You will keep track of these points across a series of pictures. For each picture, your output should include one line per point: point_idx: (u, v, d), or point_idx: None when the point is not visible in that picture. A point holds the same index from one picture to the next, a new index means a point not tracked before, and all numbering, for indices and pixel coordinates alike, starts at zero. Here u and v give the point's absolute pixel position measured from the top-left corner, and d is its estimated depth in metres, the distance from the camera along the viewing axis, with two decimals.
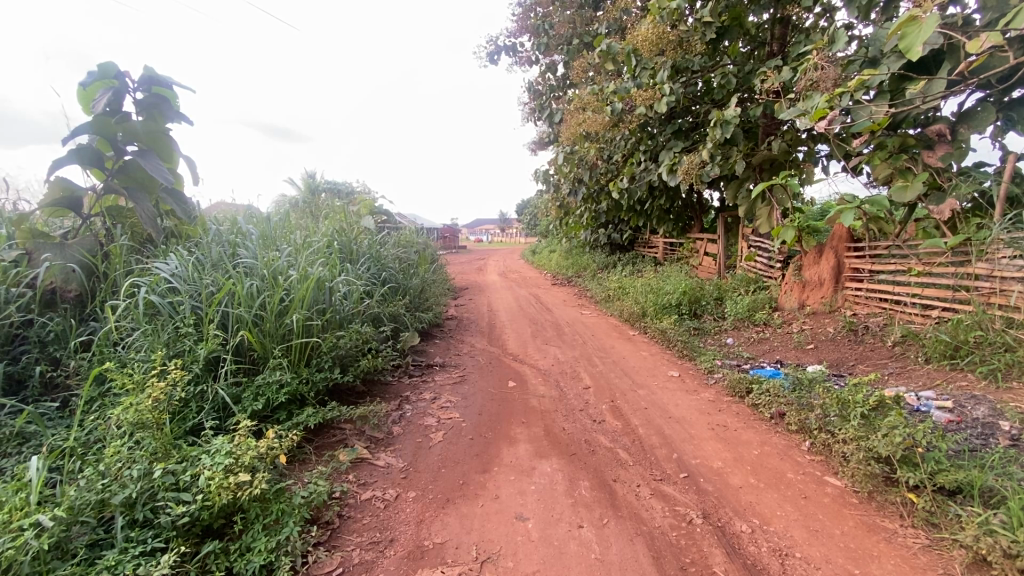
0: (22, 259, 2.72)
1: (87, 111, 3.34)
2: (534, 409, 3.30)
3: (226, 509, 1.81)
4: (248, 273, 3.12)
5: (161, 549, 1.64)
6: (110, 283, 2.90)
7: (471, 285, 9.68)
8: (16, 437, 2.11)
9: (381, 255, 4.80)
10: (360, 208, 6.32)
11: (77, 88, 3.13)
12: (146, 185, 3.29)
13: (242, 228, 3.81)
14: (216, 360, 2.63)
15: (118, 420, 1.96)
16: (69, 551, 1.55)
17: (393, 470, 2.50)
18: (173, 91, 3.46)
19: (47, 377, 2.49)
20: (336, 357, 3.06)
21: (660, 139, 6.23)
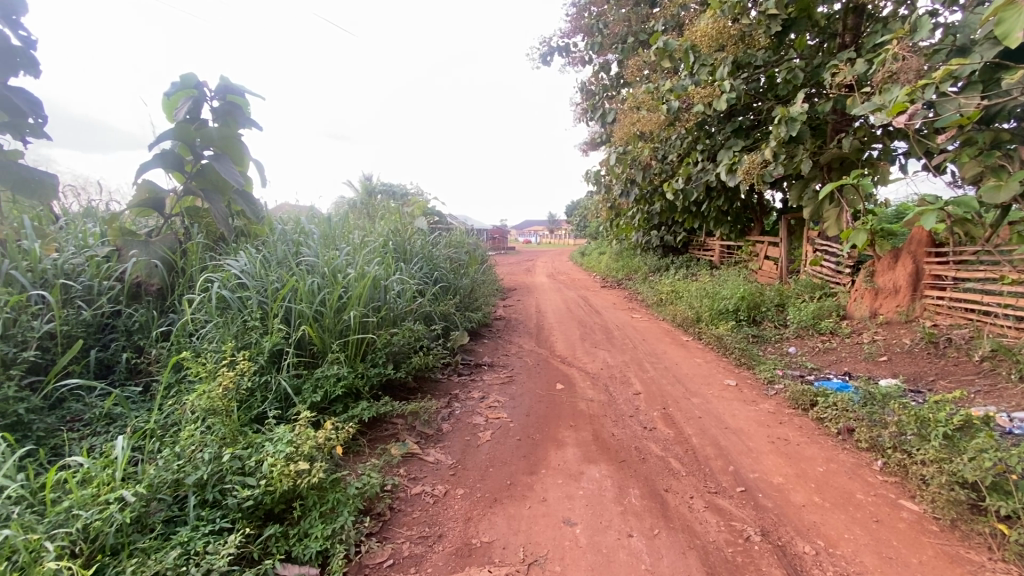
0: (113, 254, 2.99)
1: (170, 119, 3.62)
2: (582, 413, 3.26)
3: (286, 495, 1.89)
4: (311, 271, 3.27)
5: (228, 529, 1.73)
6: (187, 278, 3.12)
7: (519, 287, 9.70)
8: (105, 418, 2.30)
9: (433, 256, 4.90)
10: (414, 208, 6.49)
11: (162, 97, 3.40)
12: (220, 186, 3.52)
13: (305, 227, 4.00)
14: (279, 352, 2.77)
15: (192, 405, 2.11)
16: (147, 526, 1.67)
17: (442, 467, 2.55)
18: (245, 98, 3.68)
19: (131, 363, 2.71)
20: (389, 353, 3.15)
21: (719, 138, 6.01)
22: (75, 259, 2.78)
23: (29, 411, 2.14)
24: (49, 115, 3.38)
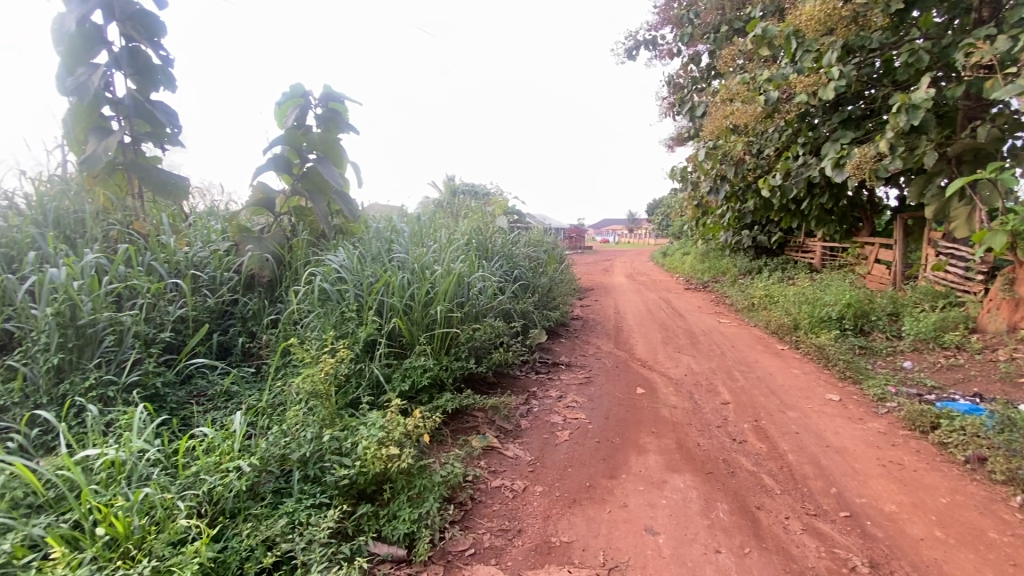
0: (232, 249, 3.34)
1: (280, 127, 3.97)
2: (665, 420, 3.14)
3: (378, 477, 2.00)
4: (401, 267, 3.44)
5: (327, 504, 1.87)
6: (294, 271, 3.41)
7: (597, 287, 9.54)
8: (224, 394, 2.58)
9: (514, 254, 4.96)
10: (495, 207, 6.60)
11: (275, 107, 3.74)
12: (323, 188, 3.81)
13: (396, 226, 4.21)
14: (372, 342, 2.95)
15: (298, 388, 2.30)
16: (259, 494, 1.85)
17: (521, 462, 2.58)
18: (345, 105, 3.95)
19: (245, 347, 3.00)
20: (471, 348, 3.23)
21: (823, 130, 5.52)
22: (202, 252, 3.15)
23: (165, 385, 2.45)
24: (181, 124, 3.84)
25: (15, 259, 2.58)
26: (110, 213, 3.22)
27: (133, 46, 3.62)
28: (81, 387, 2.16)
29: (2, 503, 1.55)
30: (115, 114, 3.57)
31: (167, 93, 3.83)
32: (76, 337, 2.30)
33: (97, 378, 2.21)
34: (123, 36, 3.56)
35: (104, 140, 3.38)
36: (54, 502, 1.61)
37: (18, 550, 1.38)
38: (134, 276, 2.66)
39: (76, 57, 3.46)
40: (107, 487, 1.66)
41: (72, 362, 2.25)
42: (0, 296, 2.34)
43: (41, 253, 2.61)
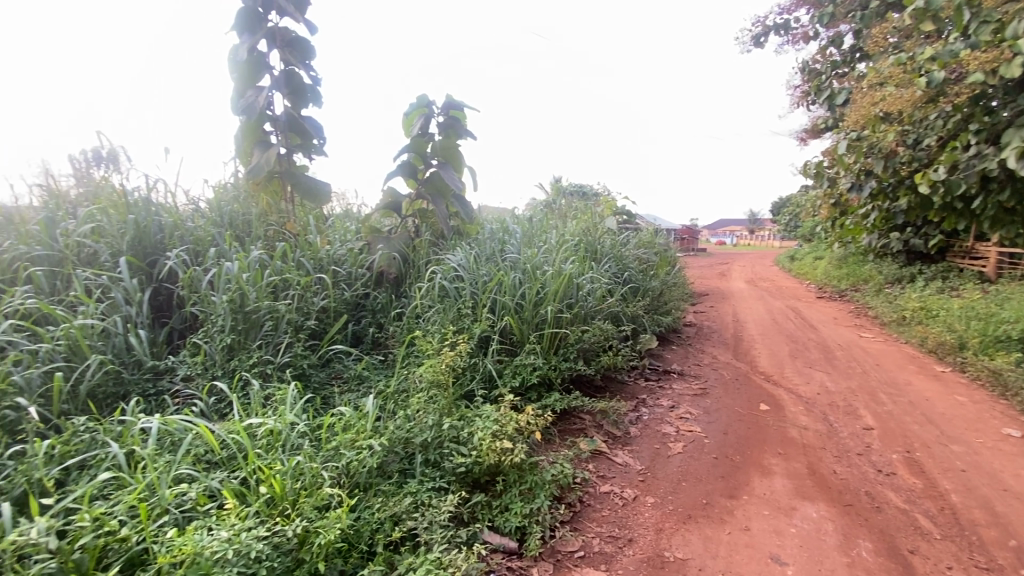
0: (365, 247, 3.70)
1: (407, 135, 4.28)
2: (793, 441, 2.86)
3: (491, 469, 2.08)
4: (514, 267, 3.53)
5: (445, 489, 1.99)
6: (417, 269, 3.66)
7: (713, 292, 8.94)
8: (357, 378, 2.85)
9: (624, 256, 4.84)
10: (605, 208, 6.50)
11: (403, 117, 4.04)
12: (443, 191, 4.04)
13: (509, 227, 4.33)
14: (486, 338, 3.06)
15: (420, 376, 2.46)
16: (387, 472, 2.01)
17: (631, 470, 2.51)
18: (464, 112, 4.15)
19: (373, 337, 3.29)
20: (581, 350, 3.21)
21: (1005, 114, 4.64)
22: (341, 250, 3.52)
23: (310, 366, 2.78)
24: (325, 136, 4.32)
25: (200, 254, 3.09)
26: (269, 215, 3.71)
27: (290, 69, 4.14)
28: (247, 364, 2.53)
29: (190, 456, 1.86)
30: (275, 129, 4.12)
31: (315, 108, 4.33)
32: (244, 321, 2.69)
33: (259, 356, 2.57)
34: (283, 61, 4.10)
35: (266, 152, 3.91)
36: (227, 459, 1.89)
37: (202, 498, 1.64)
38: (287, 270, 3.04)
39: (246, 81, 4.05)
40: (266, 451, 1.92)
41: (240, 342, 2.64)
42: (190, 284, 2.82)
43: (219, 249, 3.09)
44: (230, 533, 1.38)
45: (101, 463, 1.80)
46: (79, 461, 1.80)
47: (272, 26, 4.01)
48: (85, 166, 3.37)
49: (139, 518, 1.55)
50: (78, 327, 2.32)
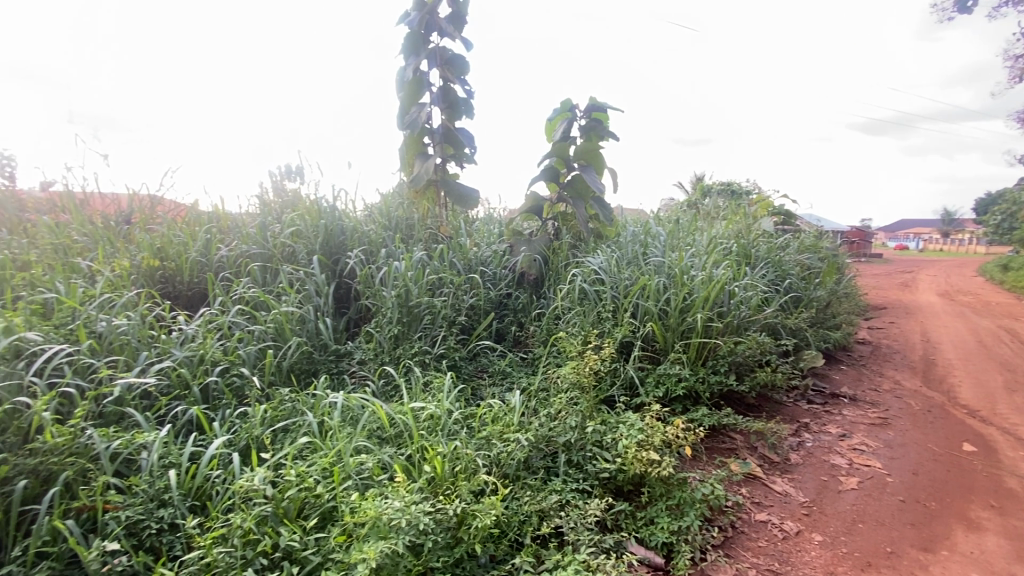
0: (508, 250, 3.83)
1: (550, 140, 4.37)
2: (1012, 495, 2.33)
3: (636, 478, 2.04)
4: (658, 271, 3.38)
5: (589, 492, 1.99)
6: (557, 270, 3.71)
7: (893, 305, 7.63)
8: (500, 373, 2.97)
9: (783, 261, 4.36)
10: (759, 208, 5.93)
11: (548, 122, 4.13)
12: (585, 194, 4.03)
13: (651, 229, 4.17)
14: (628, 344, 2.99)
15: (563, 377, 2.48)
16: (532, 467, 2.07)
17: (793, 502, 2.27)
18: (608, 113, 4.10)
19: (515, 335, 3.41)
20: (733, 363, 2.96)
21: None
22: (487, 252, 3.72)
23: (460, 359, 2.98)
24: (476, 145, 4.60)
25: (372, 254, 3.50)
26: (426, 219, 4.04)
27: (447, 84, 4.49)
28: (409, 353, 2.79)
29: (365, 430, 2.11)
30: (432, 141, 4.50)
31: (467, 120, 4.64)
32: (407, 314, 2.98)
33: (419, 347, 2.83)
34: (442, 77, 4.47)
35: (424, 162, 4.28)
36: (393, 437, 2.11)
37: (376, 469, 1.85)
38: (443, 270, 3.29)
39: (411, 99, 4.49)
40: (427, 434, 2.10)
41: (403, 333, 2.93)
42: (365, 280, 3.21)
43: (387, 250, 3.47)
44: (403, 504, 1.53)
45: (299, 429, 2.13)
46: (283, 425, 2.15)
47: (433, 46, 4.39)
48: (281, 178, 4.10)
49: (330, 479, 1.80)
50: (283, 313, 2.78)
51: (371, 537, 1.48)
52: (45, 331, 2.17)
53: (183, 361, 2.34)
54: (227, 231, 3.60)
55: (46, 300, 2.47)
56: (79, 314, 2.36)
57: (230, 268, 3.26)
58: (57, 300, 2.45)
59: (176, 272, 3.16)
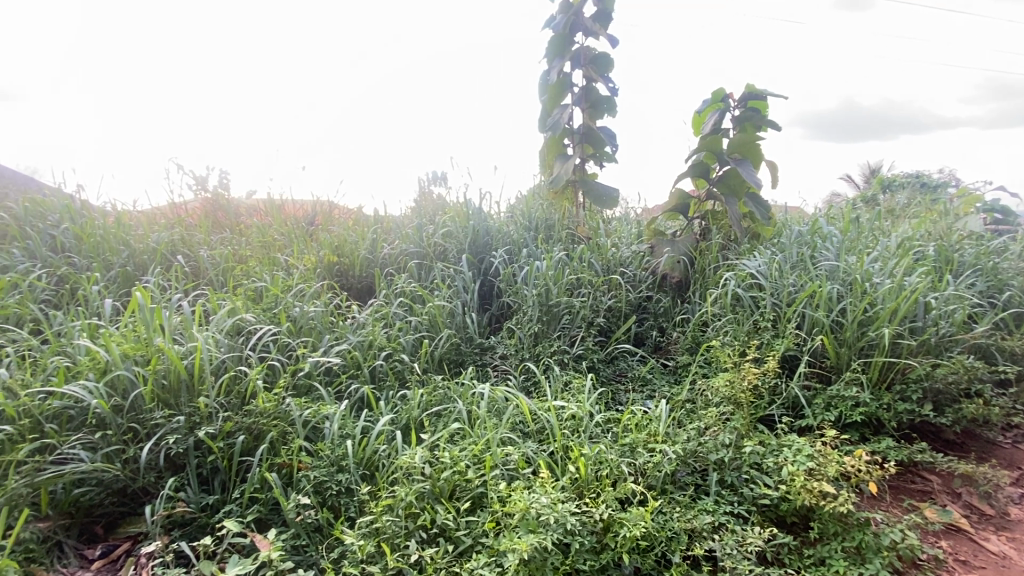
0: (648, 251, 3.61)
1: (697, 133, 4.06)
2: None
3: (802, 510, 1.83)
4: (830, 277, 2.97)
5: (744, 518, 1.84)
6: (704, 274, 3.42)
7: None
8: (641, 379, 2.82)
9: (1000, 268, 3.53)
10: (964, 203, 4.89)
11: (695, 114, 3.83)
12: (739, 191, 3.69)
13: (819, 228, 3.67)
14: (790, 358, 2.68)
15: (714, 389, 2.30)
16: (679, 483, 1.95)
17: (1013, 568, 1.84)
18: (767, 101, 3.69)
19: (656, 341, 3.20)
20: (929, 389, 2.47)
21: None
22: (628, 252, 3.59)
23: (599, 361, 2.90)
24: (617, 143, 4.50)
25: (514, 254, 3.61)
26: (561, 219, 4.00)
27: (590, 84, 4.46)
28: (549, 351, 2.82)
29: (510, 423, 2.18)
30: (572, 142, 4.51)
31: (610, 118, 4.56)
32: (547, 313, 3.02)
33: (558, 346, 2.84)
34: (585, 78, 4.45)
35: (565, 161, 4.29)
36: (536, 433, 2.15)
37: (521, 462, 1.90)
38: (583, 269, 3.27)
39: (554, 102, 4.55)
40: (570, 433, 2.10)
41: (544, 331, 2.97)
42: (508, 279, 3.33)
43: (528, 250, 3.56)
44: (550, 502, 1.56)
45: (451, 415, 2.28)
46: (437, 411, 2.32)
47: (578, 47, 4.38)
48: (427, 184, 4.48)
49: (479, 466, 1.89)
50: (435, 306, 3.01)
51: (520, 528, 1.53)
52: (257, 313, 2.63)
53: (356, 345, 2.65)
54: (389, 231, 4.01)
55: (256, 288, 2.99)
56: (280, 301, 2.81)
57: (391, 265, 3.62)
58: (264, 288, 2.96)
59: (349, 267, 3.60)
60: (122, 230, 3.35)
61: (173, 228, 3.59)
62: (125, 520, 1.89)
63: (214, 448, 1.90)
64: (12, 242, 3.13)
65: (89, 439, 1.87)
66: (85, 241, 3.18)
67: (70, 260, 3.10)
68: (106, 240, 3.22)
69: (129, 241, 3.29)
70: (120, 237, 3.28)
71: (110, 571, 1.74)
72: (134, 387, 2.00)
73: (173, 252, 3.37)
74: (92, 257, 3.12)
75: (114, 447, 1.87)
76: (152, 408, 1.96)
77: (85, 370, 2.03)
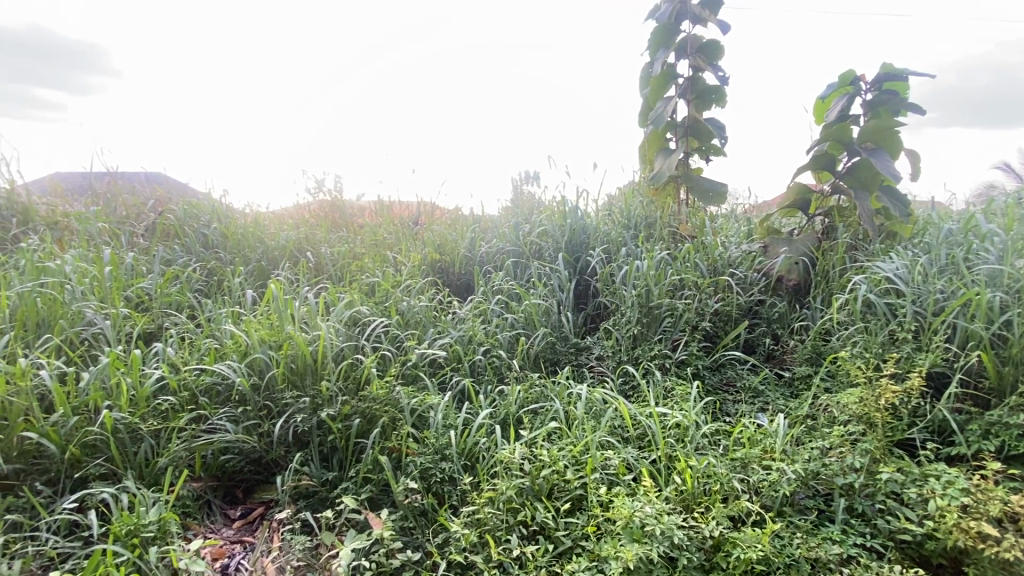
0: (761, 250, 3.34)
1: (821, 120, 3.66)
2: None
3: (952, 552, 1.59)
4: (990, 283, 2.53)
5: (878, 553, 1.64)
6: (827, 277, 3.09)
7: None
8: (751, 390, 2.61)
9: None
10: None
11: (818, 101, 3.45)
12: (872, 184, 3.27)
13: (976, 226, 3.15)
14: (937, 376, 2.33)
15: (841, 405, 2.06)
16: (798, 506, 1.79)
17: None
18: (907, 81, 3.21)
19: (769, 349, 2.94)
20: None
21: None
22: (738, 253, 3.34)
23: (704, 368, 2.74)
24: (726, 135, 4.22)
25: (612, 253, 3.53)
26: (663, 217, 3.83)
27: (697, 74, 4.22)
28: (649, 355, 2.71)
29: (609, 426, 2.13)
30: (676, 136, 4.30)
31: (718, 109, 4.29)
32: (648, 315, 2.91)
33: (659, 350, 2.72)
34: (692, 68, 4.22)
35: (667, 156, 4.11)
36: (637, 439, 2.08)
37: (622, 468, 1.85)
38: (687, 270, 3.09)
39: (656, 95, 4.38)
40: (674, 442, 2.01)
41: (644, 333, 2.86)
42: (606, 278, 3.26)
43: (628, 249, 3.44)
44: (656, 512, 1.52)
45: (548, 414, 2.28)
46: (534, 408, 2.33)
47: (684, 36, 4.17)
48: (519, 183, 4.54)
49: (579, 467, 1.87)
50: (532, 305, 3.02)
51: (623, 536, 1.50)
52: (370, 306, 2.83)
53: (457, 340, 2.75)
54: (487, 230, 4.11)
55: (369, 283, 3.22)
56: (389, 296, 3.00)
57: (489, 262, 3.71)
58: (376, 284, 3.18)
59: (450, 265, 3.75)
60: (259, 229, 3.78)
61: (299, 228, 3.98)
62: (260, 487, 2.13)
63: (334, 429, 2.07)
64: (175, 239, 3.66)
65: (233, 412, 2.12)
66: (229, 239, 3.63)
67: (218, 255, 3.56)
68: (246, 238, 3.66)
69: (264, 239, 3.70)
70: (257, 235, 3.70)
71: (247, 531, 1.97)
72: (269, 368, 2.24)
73: (299, 250, 3.73)
74: (235, 253, 3.56)
75: (252, 421, 2.11)
76: (282, 388, 2.18)
77: (231, 352, 2.31)
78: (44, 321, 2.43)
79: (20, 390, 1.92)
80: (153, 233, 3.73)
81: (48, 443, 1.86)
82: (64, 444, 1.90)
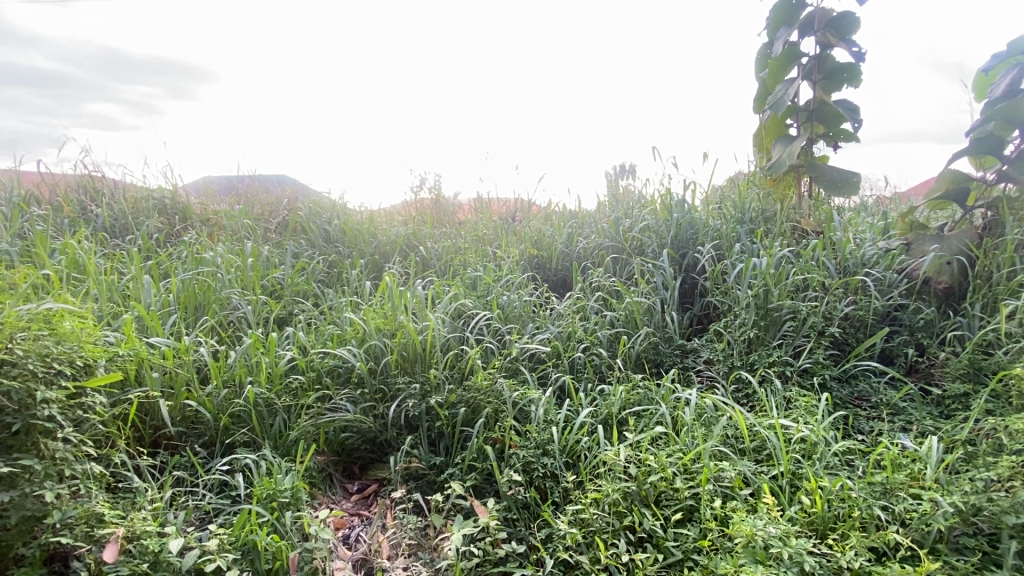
0: (903, 248, 2.93)
1: (983, 96, 3.11)
2: None
3: None
4: None
5: None
6: (991, 280, 2.64)
7: None
8: (891, 407, 2.30)
9: None
10: None
11: (980, 74, 2.94)
12: None
13: None
14: None
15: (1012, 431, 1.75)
16: (955, 545, 1.54)
17: None
18: None
19: (911, 361, 2.58)
20: None
21: None
22: (873, 250, 2.96)
23: (833, 379, 2.46)
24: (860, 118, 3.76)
25: (723, 249, 3.29)
26: (782, 212, 3.51)
27: (827, 51, 3.79)
28: (766, 361, 2.49)
29: (722, 435, 1.99)
30: (799, 121, 3.91)
31: (851, 89, 3.83)
32: (765, 317, 2.68)
33: (779, 356, 2.49)
34: (820, 45, 3.81)
35: (788, 144, 3.73)
36: (754, 451, 1.92)
37: (738, 482, 1.73)
38: (811, 269, 2.81)
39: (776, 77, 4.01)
40: (799, 459, 1.83)
41: (760, 337, 2.64)
42: (717, 277, 3.05)
43: (741, 245, 3.20)
44: (781, 534, 1.41)
45: (653, 417, 2.18)
46: (639, 410, 2.24)
47: (812, 10, 3.77)
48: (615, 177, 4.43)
49: (690, 476, 1.78)
50: (634, 302, 2.91)
51: (744, 555, 1.40)
52: (474, 300, 2.91)
53: (557, 336, 2.75)
54: (585, 225, 4.04)
55: (471, 277, 3.30)
56: (491, 291, 3.06)
57: (588, 258, 3.65)
58: (479, 278, 3.25)
59: (549, 261, 3.73)
60: (373, 226, 4.06)
61: (407, 224, 4.21)
62: (373, 465, 2.27)
63: (442, 416, 2.17)
64: (302, 234, 4.04)
65: (352, 394, 2.30)
66: (348, 234, 3.95)
67: (337, 249, 3.88)
68: (362, 234, 3.95)
69: (377, 234, 3.98)
70: (371, 231, 3.98)
71: (364, 505, 2.11)
72: (384, 355, 2.39)
73: (409, 244, 3.96)
74: (352, 247, 3.86)
75: (368, 403, 2.27)
76: (396, 374, 2.32)
77: (351, 338, 2.50)
78: (201, 305, 2.80)
79: (185, 363, 2.23)
80: (284, 229, 4.14)
81: (205, 411, 2.14)
82: (216, 413, 2.18)
